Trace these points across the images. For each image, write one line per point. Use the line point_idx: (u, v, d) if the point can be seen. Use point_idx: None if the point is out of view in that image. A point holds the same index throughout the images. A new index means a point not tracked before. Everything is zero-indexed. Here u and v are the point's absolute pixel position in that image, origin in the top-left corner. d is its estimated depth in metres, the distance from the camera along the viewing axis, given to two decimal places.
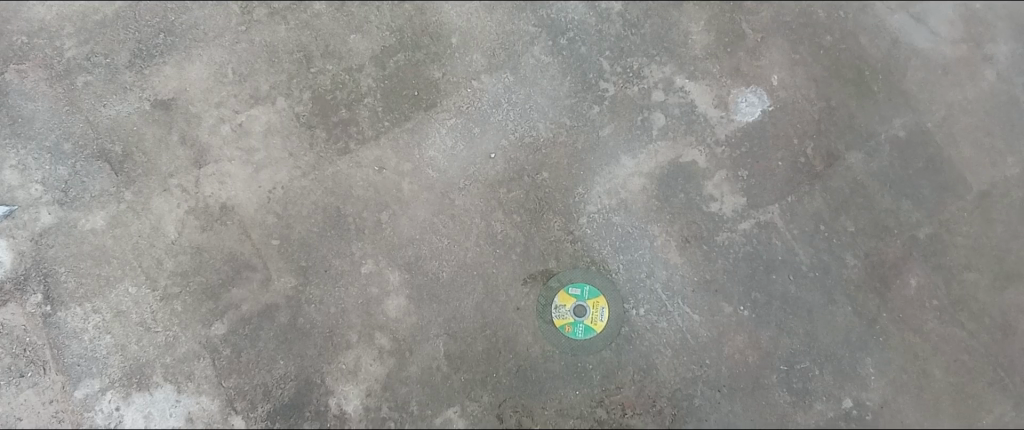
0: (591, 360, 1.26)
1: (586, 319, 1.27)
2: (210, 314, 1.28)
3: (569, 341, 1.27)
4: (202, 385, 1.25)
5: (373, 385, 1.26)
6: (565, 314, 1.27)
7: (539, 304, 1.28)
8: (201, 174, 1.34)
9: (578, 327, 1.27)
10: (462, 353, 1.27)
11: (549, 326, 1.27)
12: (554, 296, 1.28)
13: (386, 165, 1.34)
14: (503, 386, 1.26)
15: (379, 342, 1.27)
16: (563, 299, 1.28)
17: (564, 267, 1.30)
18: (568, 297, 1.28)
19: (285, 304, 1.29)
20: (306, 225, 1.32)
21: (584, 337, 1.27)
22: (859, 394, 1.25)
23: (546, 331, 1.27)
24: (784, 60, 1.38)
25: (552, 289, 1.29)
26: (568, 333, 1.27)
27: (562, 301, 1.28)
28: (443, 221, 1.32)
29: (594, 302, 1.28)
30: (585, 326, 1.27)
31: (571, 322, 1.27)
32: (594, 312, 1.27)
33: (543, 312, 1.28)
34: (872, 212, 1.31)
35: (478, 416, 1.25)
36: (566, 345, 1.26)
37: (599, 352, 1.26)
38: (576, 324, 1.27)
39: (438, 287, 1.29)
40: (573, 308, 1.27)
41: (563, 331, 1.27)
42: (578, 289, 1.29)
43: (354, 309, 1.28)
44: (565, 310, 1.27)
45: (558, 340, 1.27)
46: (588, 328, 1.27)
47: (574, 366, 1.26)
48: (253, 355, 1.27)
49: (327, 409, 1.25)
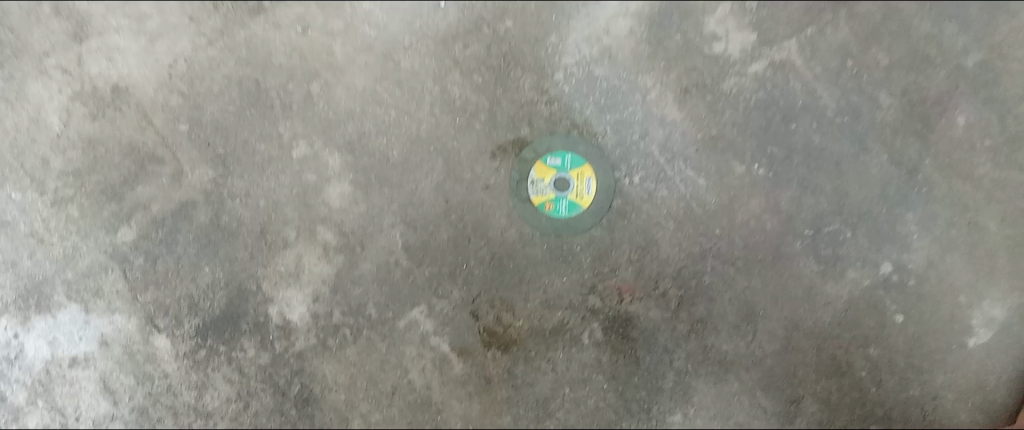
0: (580, 242, 1.05)
1: (571, 193, 1.06)
2: (114, 218, 1.06)
3: (551, 223, 1.05)
4: (114, 302, 1.04)
5: (321, 288, 1.04)
6: (546, 190, 1.06)
7: (512, 180, 1.06)
8: (83, 51, 1.08)
9: (563, 205, 1.06)
10: (423, 244, 1.05)
11: (527, 205, 1.06)
12: (530, 169, 1.06)
13: (311, 24, 1.09)
14: (476, 278, 1.05)
15: (322, 237, 1.05)
16: (542, 172, 1.06)
17: (539, 134, 1.07)
18: (548, 170, 1.06)
19: (203, 200, 1.06)
20: (220, 105, 1.08)
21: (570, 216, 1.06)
22: (899, 256, 1.05)
23: (522, 212, 1.06)
24: None
25: (527, 161, 1.07)
26: (549, 213, 1.06)
27: (541, 175, 1.06)
28: (388, 88, 1.08)
29: (579, 173, 1.06)
30: (570, 203, 1.06)
31: (553, 199, 1.06)
32: (579, 186, 1.06)
33: (518, 189, 1.06)
34: (909, 39, 1.08)
35: (448, 316, 1.04)
36: (549, 227, 1.05)
37: (588, 230, 1.05)
38: (560, 201, 1.06)
39: (390, 168, 1.06)
40: (554, 182, 1.06)
41: (543, 211, 1.06)
42: (558, 159, 1.07)
43: (289, 201, 1.06)
44: (546, 185, 1.06)
45: (537, 221, 1.05)
46: (574, 204, 1.06)
47: (559, 249, 1.05)
48: (171, 264, 1.05)
49: (267, 319, 1.03)
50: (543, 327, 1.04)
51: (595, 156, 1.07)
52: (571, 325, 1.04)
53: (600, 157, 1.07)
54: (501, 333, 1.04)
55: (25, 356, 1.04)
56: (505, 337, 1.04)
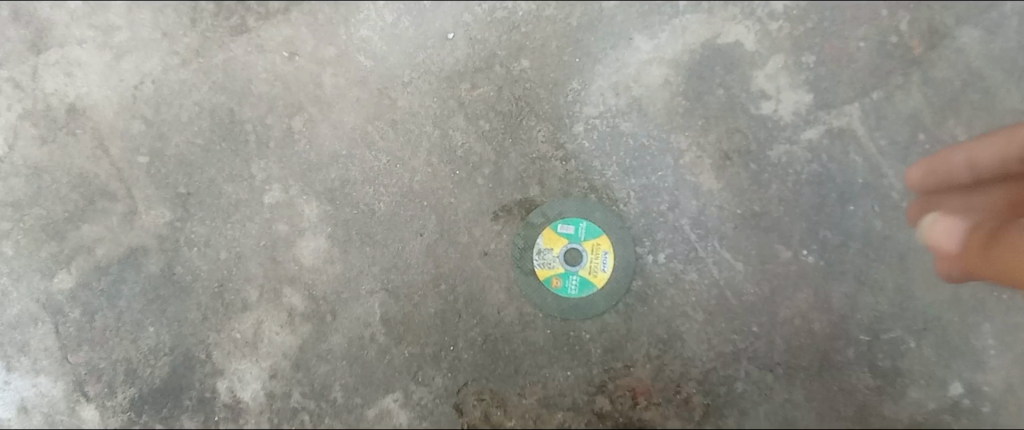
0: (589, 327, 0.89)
1: (583, 268, 0.90)
2: (52, 261, 0.91)
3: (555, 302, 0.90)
4: (40, 362, 0.89)
5: (281, 362, 0.89)
6: (554, 262, 0.90)
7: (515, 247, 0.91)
8: (39, 64, 0.94)
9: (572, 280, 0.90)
10: (405, 318, 0.90)
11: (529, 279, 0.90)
12: (538, 236, 0.91)
13: (298, 49, 0.94)
14: (464, 364, 0.89)
15: (288, 300, 0.90)
16: (551, 240, 0.91)
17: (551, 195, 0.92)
18: (559, 238, 0.91)
19: (156, 246, 0.91)
20: (186, 135, 0.93)
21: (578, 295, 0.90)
22: (972, 377, 0.88)
23: (524, 286, 0.90)
24: None
25: (534, 224, 0.91)
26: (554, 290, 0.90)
27: (550, 243, 0.91)
28: (382, 129, 0.93)
29: (595, 245, 0.91)
30: (581, 280, 0.90)
31: (561, 273, 0.90)
32: (592, 260, 0.90)
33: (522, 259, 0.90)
34: (994, 115, 0.91)
35: (428, 407, 0.89)
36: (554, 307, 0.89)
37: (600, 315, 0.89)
38: (569, 276, 0.90)
39: (374, 224, 0.91)
40: (564, 253, 0.91)
41: (548, 286, 0.90)
42: (571, 226, 0.91)
43: (254, 254, 0.91)
44: (555, 255, 0.91)
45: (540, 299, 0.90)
46: (585, 282, 0.90)
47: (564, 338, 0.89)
48: (112, 320, 0.90)
49: (215, 396, 0.89)
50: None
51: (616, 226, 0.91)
52: None
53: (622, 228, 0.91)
54: None
55: None
56: None
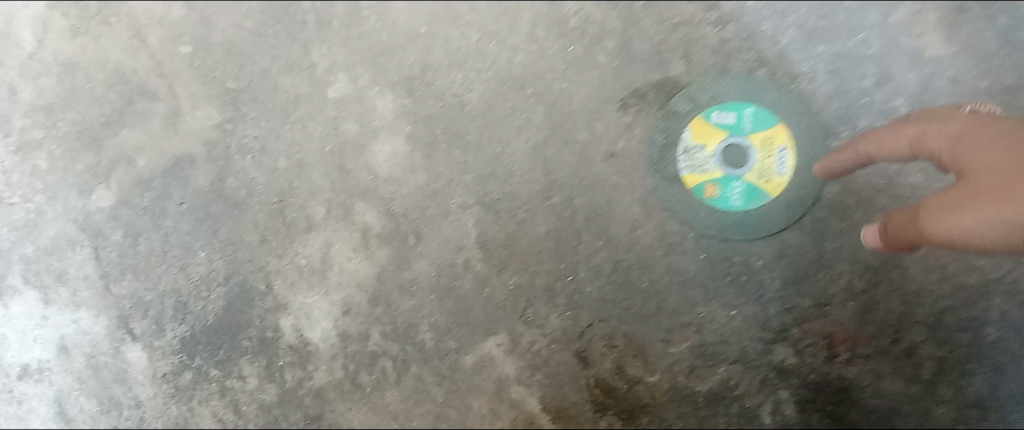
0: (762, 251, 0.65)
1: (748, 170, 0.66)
2: (89, 174, 0.74)
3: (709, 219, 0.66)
4: (80, 293, 0.72)
5: (356, 296, 0.70)
6: (708, 164, 0.67)
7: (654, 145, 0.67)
8: None
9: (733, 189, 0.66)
10: (509, 239, 0.68)
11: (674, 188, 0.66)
12: (685, 128, 0.67)
13: None
14: (588, 300, 0.67)
15: (362, 219, 0.70)
16: (704, 135, 0.67)
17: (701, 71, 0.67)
18: (715, 131, 0.67)
19: (204, 156, 0.73)
20: (234, 19, 0.75)
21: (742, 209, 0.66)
22: None
23: (666, 197, 0.66)
24: None
25: (679, 114, 0.67)
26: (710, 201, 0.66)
27: (702, 139, 0.67)
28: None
29: (765, 139, 0.66)
30: (745, 187, 0.66)
31: (718, 178, 0.66)
32: (762, 159, 0.66)
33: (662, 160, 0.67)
34: None
35: (541, 356, 0.68)
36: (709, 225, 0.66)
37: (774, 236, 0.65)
38: (728, 182, 0.66)
39: (465, 121, 0.70)
40: (722, 152, 0.67)
41: (701, 197, 0.66)
42: (733, 114, 0.67)
43: (318, 162, 0.72)
44: (709, 156, 0.67)
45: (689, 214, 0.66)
46: (752, 189, 0.66)
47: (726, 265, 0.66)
48: (157, 243, 0.73)
49: (278, 336, 0.70)
50: (694, 390, 0.66)
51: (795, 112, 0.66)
52: (741, 390, 0.66)
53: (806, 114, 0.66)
54: (622, 391, 0.67)
55: None
56: (627, 399, 0.67)
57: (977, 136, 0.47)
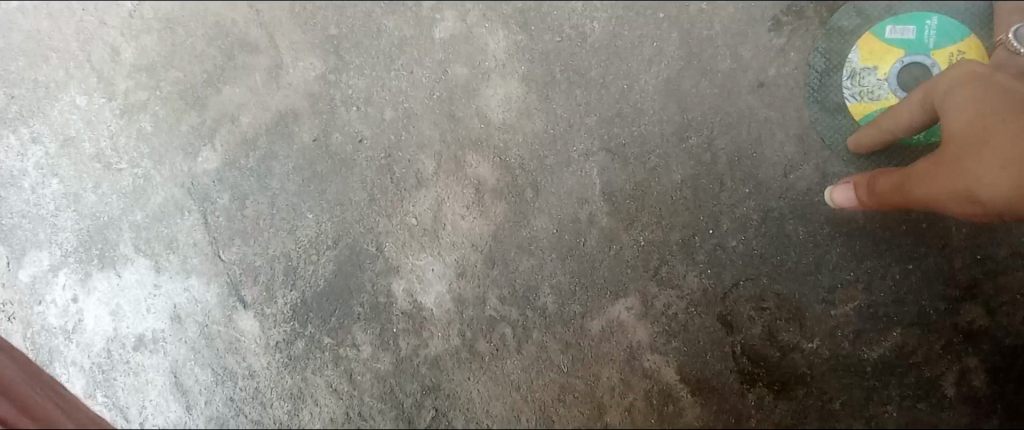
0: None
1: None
2: (193, 135, 0.73)
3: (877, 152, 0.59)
4: (192, 260, 0.72)
5: (471, 256, 0.64)
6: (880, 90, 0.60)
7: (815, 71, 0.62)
8: None
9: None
10: (640, 189, 0.62)
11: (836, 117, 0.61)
12: (856, 48, 0.62)
13: None
14: (732, 256, 0.60)
15: (474, 173, 0.65)
16: (878, 55, 0.61)
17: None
18: (889, 51, 0.61)
19: (308, 109, 0.69)
20: None
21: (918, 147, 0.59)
22: None
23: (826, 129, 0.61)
24: None
25: (847, 35, 0.62)
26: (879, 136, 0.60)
27: (874, 61, 0.61)
28: None
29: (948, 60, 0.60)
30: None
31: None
32: None
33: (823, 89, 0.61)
34: None
35: (680, 321, 0.61)
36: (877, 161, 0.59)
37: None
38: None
39: (586, 55, 0.64)
40: (897, 76, 0.61)
41: None
42: (912, 33, 0.61)
43: (426, 111, 0.66)
44: (882, 80, 0.61)
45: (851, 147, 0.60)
46: None
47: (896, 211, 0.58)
48: (265, 206, 0.70)
49: (391, 302, 0.66)
50: (862, 358, 0.59)
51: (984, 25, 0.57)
52: (919, 357, 0.58)
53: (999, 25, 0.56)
54: (775, 360, 0.60)
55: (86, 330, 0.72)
56: (781, 368, 0.59)
57: (972, 98, 0.47)
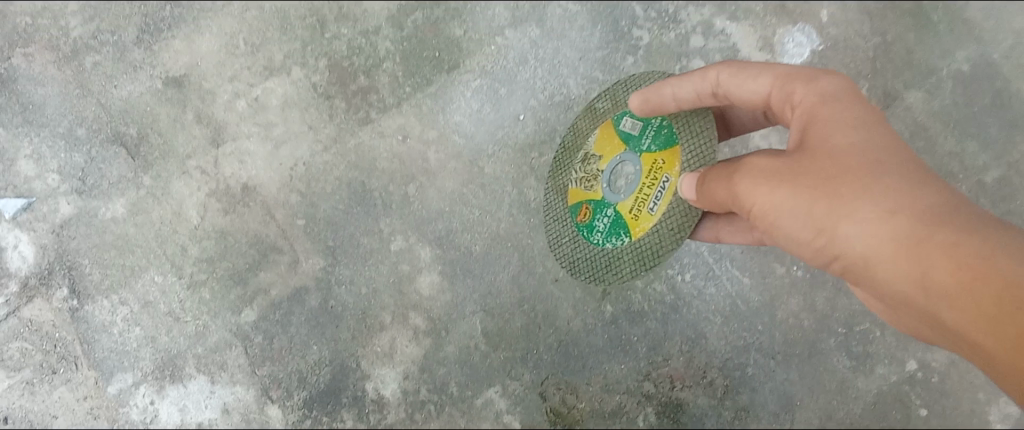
0: (619, 266, 0.97)
1: (619, 200, 0.94)
2: (239, 300, 1.26)
3: (581, 234, 1.01)
4: (236, 375, 1.24)
5: (411, 367, 1.23)
6: (592, 188, 0.98)
7: (568, 163, 1.04)
8: (220, 154, 1.30)
9: (601, 213, 0.97)
10: (500, 331, 1.23)
11: (564, 203, 1.04)
12: (596, 143, 0.99)
13: (410, 133, 1.30)
14: (545, 363, 1.22)
15: (414, 321, 1.24)
16: (604, 158, 0.97)
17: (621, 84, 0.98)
18: (614, 149, 0.96)
19: (315, 287, 1.25)
20: (331, 202, 1.28)
21: (603, 243, 0.98)
22: (924, 355, 1.20)
23: (554, 211, 1.07)
24: None
25: (591, 133, 1.01)
26: (580, 223, 1.01)
27: (603, 155, 0.97)
28: (474, 191, 1.26)
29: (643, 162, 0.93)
30: (614, 214, 0.96)
31: (592, 201, 0.98)
32: (631, 182, 0.93)
33: (557, 177, 1.06)
34: (936, 157, 1.24)
35: (520, 396, 1.22)
36: (577, 249, 1.03)
37: (631, 265, 0.95)
38: (602, 206, 0.97)
39: (472, 262, 1.24)
40: (610, 168, 0.96)
41: (578, 213, 1.01)
42: (628, 134, 0.95)
43: (386, 288, 1.25)
44: (600, 170, 0.97)
45: (565, 229, 1.04)
46: (616, 215, 0.95)
47: (600, 275, 1.00)
48: (286, 342, 1.24)
49: (365, 394, 1.24)
50: (602, 408, 1.22)
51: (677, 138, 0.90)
52: (627, 407, 1.21)
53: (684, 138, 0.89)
54: (566, 413, 1.22)
55: (159, 420, 1.25)
56: (569, 416, 1.22)
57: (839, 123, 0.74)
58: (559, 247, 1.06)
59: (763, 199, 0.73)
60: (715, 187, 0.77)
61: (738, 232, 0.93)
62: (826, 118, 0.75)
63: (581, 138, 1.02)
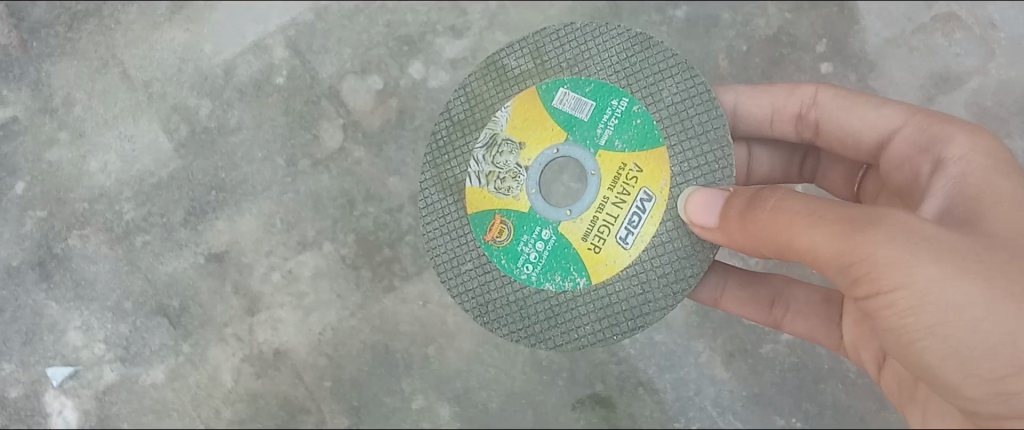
0: (557, 304, 1.04)
1: (568, 218, 1.03)
2: None
3: (486, 254, 1.06)
4: None
5: None
6: (514, 193, 1.05)
7: (462, 143, 1.07)
8: (254, 322, 1.56)
9: (530, 229, 1.04)
10: None
11: (460, 208, 1.06)
12: (525, 136, 1.05)
13: (429, 299, 1.54)
14: None
15: None
16: (530, 149, 1.05)
17: (549, 35, 1.05)
18: (553, 139, 1.04)
19: None
20: (357, 364, 1.55)
21: (532, 278, 1.04)
22: None
23: (443, 217, 1.07)
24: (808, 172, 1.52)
25: (501, 106, 1.05)
26: (488, 241, 1.05)
27: (529, 150, 1.05)
28: (488, 351, 1.51)
29: (603, 166, 1.02)
30: (555, 233, 1.04)
31: (509, 209, 1.05)
32: (592, 186, 1.02)
33: (438, 168, 1.07)
34: None
35: None
36: (483, 281, 1.06)
37: (586, 307, 1.03)
38: (539, 222, 1.04)
39: (489, 417, 1.51)
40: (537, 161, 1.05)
41: (490, 219, 1.05)
42: (569, 125, 1.04)
43: None
44: (524, 164, 1.05)
45: (457, 249, 1.07)
46: (557, 232, 1.03)
47: (537, 324, 1.05)
48: None
49: None
50: None
51: (662, 137, 1.01)
52: None
53: (670, 139, 1.00)
54: None
55: None
56: None
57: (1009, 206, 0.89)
58: (453, 270, 1.07)
59: (953, 297, 0.82)
60: (915, 278, 0.81)
61: (745, 301, 1.21)
62: (990, 186, 0.91)
63: (484, 109, 1.06)
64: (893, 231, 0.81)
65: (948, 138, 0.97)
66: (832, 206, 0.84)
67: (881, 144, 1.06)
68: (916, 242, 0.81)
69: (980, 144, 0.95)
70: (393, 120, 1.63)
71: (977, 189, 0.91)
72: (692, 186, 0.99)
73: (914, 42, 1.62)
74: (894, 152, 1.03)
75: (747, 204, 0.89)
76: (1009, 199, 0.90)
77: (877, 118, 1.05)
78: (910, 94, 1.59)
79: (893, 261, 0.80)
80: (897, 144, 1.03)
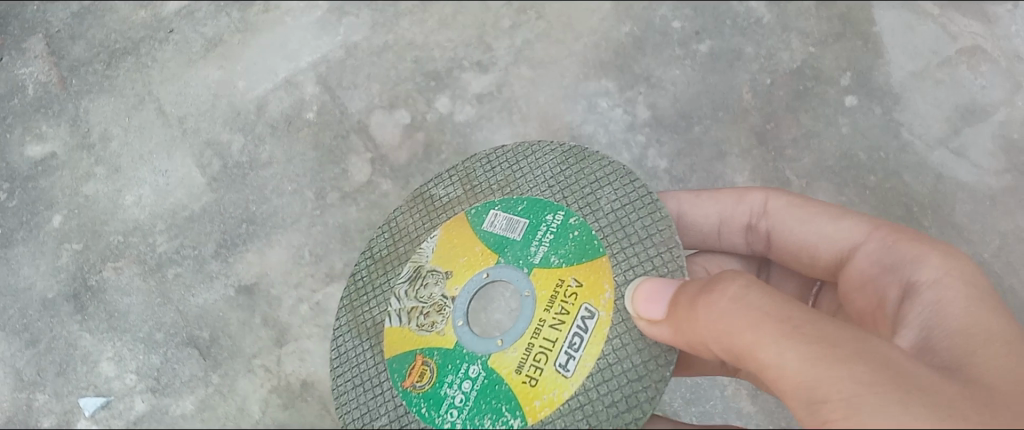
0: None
1: (499, 350, 0.88)
2: None
3: (407, 403, 0.88)
4: None
5: None
6: (438, 328, 0.92)
7: (383, 281, 0.97)
8: (282, 353, 1.52)
9: (455, 367, 0.89)
10: None
11: (379, 353, 0.93)
12: (448, 264, 0.96)
13: None
14: None
15: None
16: (457, 277, 0.95)
17: (481, 162, 1.02)
18: (487, 259, 0.95)
19: None
20: None
21: (457, 429, 0.85)
22: None
23: (357, 365, 0.93)
24: (832, 187, 1.56)
25: (427, 236, 0.98)
26: (407, 387, 0.89)
27: (455, 280, 0.95)
28: None
29: (541, 286, 0.90)
30: (485, 369, 0.87)
31: (432, 347, 0.91)
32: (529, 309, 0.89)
33: (355, 312, 0.96)
34: None
35: None
36: None
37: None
38: (465, 358, 0.88)
39: None
40: (467, 286, 0.94)
41: (414, 361, 0.90)
42: (496, 242, 0.95)
43: None
44: (451, 296, 0.94)
45: (371, 402, 0.90)
46: (489, 368, 0.87)
47: None
48: None
49: None
50: None
51: (602, 247, 0.89)
52: None
53: (610, 248, 0.89)
54: None
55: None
56: None
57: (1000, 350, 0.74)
58: (365, 428, 0.89)
59: None
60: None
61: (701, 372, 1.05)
62: (976, 323, 0.75)
63: (408, 244, 0.99)
64: (857, 369, 0.63)
65: (916, 259, 0.81)
66: (801, 315, 0.68)
67: (839, 260, 0.92)
68: (905, 386, 0.62)
69: (959, 269, 0.79)
70: (419, 154, 1.65)
71: (960, 326, 0.75)
72: (640, 279, 0.85)
73: (940, 75, 1.61)
74: (851, 273, 0.88)
75: (698, 297, 0.74)
76: (994, 339, 0.74)
77: (832, 231, 0.92)
78: (937, 126, 1.57)
79: (874, 408, 0.60)
80: (855, 263, 0.88)
